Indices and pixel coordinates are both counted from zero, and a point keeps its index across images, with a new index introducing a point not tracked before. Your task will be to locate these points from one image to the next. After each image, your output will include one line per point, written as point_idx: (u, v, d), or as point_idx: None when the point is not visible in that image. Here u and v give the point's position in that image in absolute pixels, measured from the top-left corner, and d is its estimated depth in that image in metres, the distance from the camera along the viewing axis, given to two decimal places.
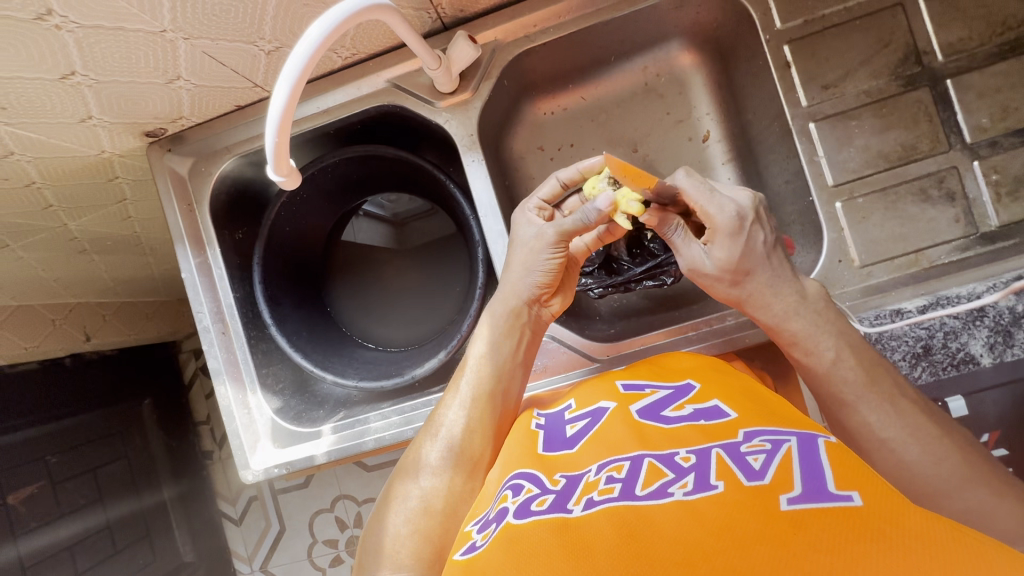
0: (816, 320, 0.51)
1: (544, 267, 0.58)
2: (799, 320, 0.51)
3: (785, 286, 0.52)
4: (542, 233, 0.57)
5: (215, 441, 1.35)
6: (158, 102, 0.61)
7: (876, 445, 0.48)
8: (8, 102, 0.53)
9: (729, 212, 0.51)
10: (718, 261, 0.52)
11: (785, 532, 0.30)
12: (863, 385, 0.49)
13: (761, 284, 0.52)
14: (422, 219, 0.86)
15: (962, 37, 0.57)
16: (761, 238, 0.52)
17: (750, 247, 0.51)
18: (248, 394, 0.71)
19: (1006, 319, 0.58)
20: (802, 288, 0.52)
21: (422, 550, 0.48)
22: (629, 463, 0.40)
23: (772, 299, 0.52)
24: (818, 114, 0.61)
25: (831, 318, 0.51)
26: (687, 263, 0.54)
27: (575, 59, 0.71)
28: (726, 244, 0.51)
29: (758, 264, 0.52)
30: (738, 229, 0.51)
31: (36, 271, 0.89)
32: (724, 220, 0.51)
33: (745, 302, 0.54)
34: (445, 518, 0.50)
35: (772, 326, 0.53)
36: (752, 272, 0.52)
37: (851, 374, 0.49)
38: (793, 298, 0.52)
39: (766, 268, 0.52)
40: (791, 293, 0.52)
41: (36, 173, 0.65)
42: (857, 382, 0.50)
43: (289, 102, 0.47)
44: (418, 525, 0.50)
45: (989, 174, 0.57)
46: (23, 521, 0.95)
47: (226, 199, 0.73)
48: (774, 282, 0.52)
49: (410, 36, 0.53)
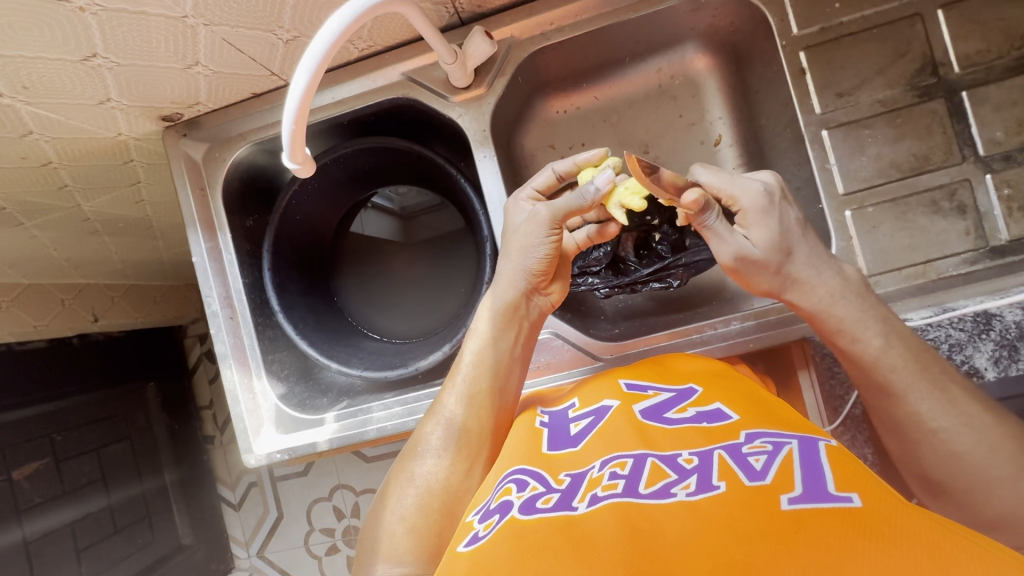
0: (854, 303, 0.52)
1: (541, 251, 0.57)
2: (844, 305, 0.52)
3: (824, 269, 0.53)
4: (535, 214, 0.56)
5: (217, 426, 1.36)
6: (176, 87, 0.61)
7: (923, 433, 0.49)
8: (30, 82, 0.54)
9: (758, 189, 0.53)
10: (758, 243, 0.53)
11: (786, 530, 0.30)
12: (913, 373, 0.50)
13: (800, 263, 0.53)
14: (430, 213, 0.87)
15: (980, 49, 0.57)
16: (793, 216, 0.54)
17: (786, 224, 0.53)
18: (254, 378, 0.71)
19: (1012, 333, 0.57)
20: (841, 272, 0.53)
21: (418, 548, 0.48)
22: (632, 460, 0.41)
23: (814, 280, 0.53)
24: (832, 121, 0.61)
25: (870, 305, 0.52)
26: (731, 252, 0.53)
27: (590, 58, 0.71)
28: (765, 224, 0.53)
29: (796, 243, 0.53)
30: (766, 206, 0.52)
31: (48, 249, 0.90)
32: (755, 198, 0.52)
33: (786, 288, 0.54)
34: (443, 515, 0.51)
35: (815, 313, 0.53)
36: (790, 251, 0.53)
37: (898, 362, 0.50)
38: (834, 282, 0.53)
39: (803, 245, 0.53)
40: (830, 275, 0.53)
41: (53, 152, 0.65)
42: (896, 373, 0.50)
43: (308, 92, 0.47)
44: (414, 522, 0.50)
45: (1001, 188, 0.57)
46: (26, 496, 0.97)
47: (238, 185, 0.73)
48: (813, 261, 0.53)
49: (428, 29, 0.54)
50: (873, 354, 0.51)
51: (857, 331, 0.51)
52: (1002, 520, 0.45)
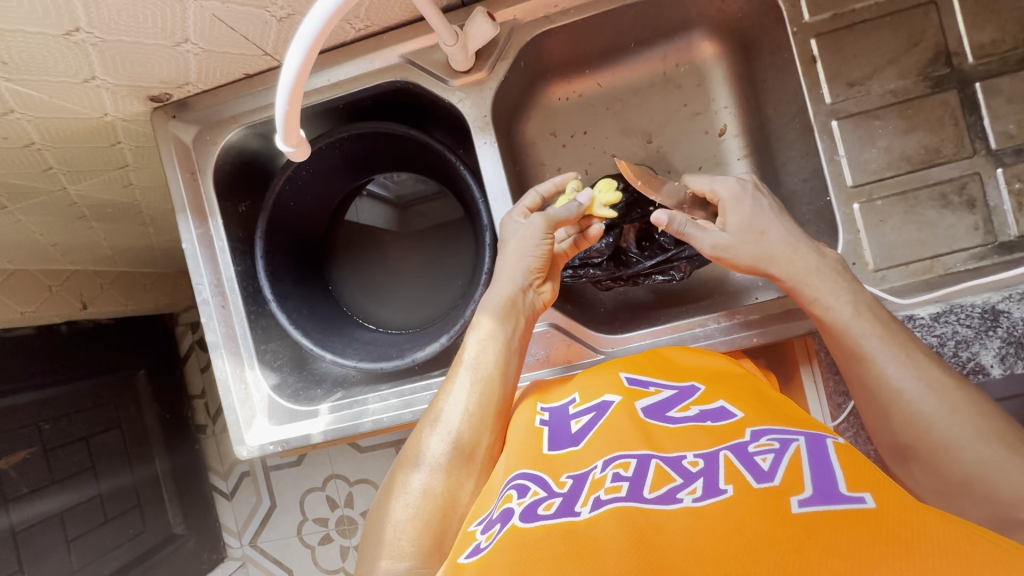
0: (834, 280, 0.52)
1: (536, 252, 0.58)
2: (821, 280, 0.52)
3: (802, 247, 0.53)
4: (531, 223, 0.58)
5: (209, 415, 1.34)
6: (165, 66, 0.59)
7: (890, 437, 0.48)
8: (9, 57, 0.51)
9: (730, 182, 0.55)
10: (732, 226, 0.54)
11: (799, 536, 0.29)
12: (881, 338, 0.50)
13: (775, 241, 0.53)
14: (426, 202, 0.85)
15: (995, 39, 0.56)
16: (766, 204, 0.55)
17: (758, 209, 0.54)
18: (246, 368, 0.70)
19: (1020, 331, 0.56)
20: (817, 249, 0.53)
21: (422, 540, 0.47)
22: (636, 461, 0.39)
23: (790, 258, 0.53)
24: (842, 112, 0.59)
25: (845, 281, 0.52)
26: (711, 243, 0.54)
27: (594, 43, 0.69)
28: (736, 210, 0.54)
29: (768, 224, 0.54)
30: (741, 193, 0.55)
31: (34, 234, 0.88)
32: (728, 189, 0.55)
33: (763, 267, 0.54)
34: (446, 505, 0.49)
35: (798, 289, 0.53)
36: (764, 232, 0.54)
37: (867, 328, 0.50)
38: (811, 258, 0.53)
39: (778, 227, 0.54)
40: (808, 253, 0.53)
41: (35, 132, 0.63)
42: (866, 338, 0.50)
43: (302, 70, 0.46)
44: (419, 509, 0.49)
45: (1011, 183, 0.56)
46: (14, 485, 0.95)
47: (230, 169, 0.71)
48: (788, 241, 0.53)
49: (428, 8, 0.52)
50: (844, 319, 0.51)
51: (828, 303, 0.52)
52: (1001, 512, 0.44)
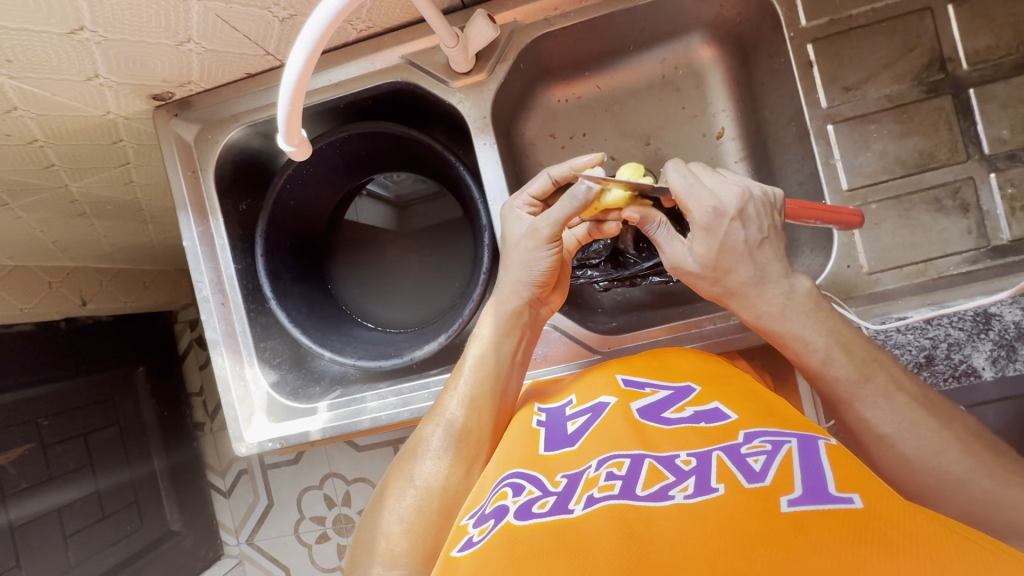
0: (806, 319, 0.50)
1: (541, 265, 0.56)
2: (787, 321, 0.51)
3: (772, 286, 0.51)
4: (533, 230, 0.55)
5: (208, 412, 1.35)
6: (167, 65, 0.59)
7: (874, 440, 0.49)
8: (13, 55, 0.52)
9: (707, 208, 0.49)
10: (697, 257, 0.52)
11: (787, 534, 0.30)
12: (857, 382, 0.49)
13: (739, 280, 0.51)
14: (425, 202, 0.85)
15: (989, 45, 0.57)
16: (742, 236, 0.50)
17: (728, 244, 0.50)
18: (246, 365, 0.70)
19: (1010, 334, 0.57)
20: (790, 287, 0.51)
21: (415, 552, 0.48)
22: (629, 460, 0.40)
23: (754, 297, 0.51)
24: (837, 116, 0.60)
25: (819, 318, 0.50)
26: (670, 260, 0.54)
27: (593, 46, 0.70)
28: (705, 241, 0.51)
29: (738, 263, 0.51)
30: (714, 224, 0.49)
31: (34, 231, 0.88)
32: (700, 217, 0.50)
33: (726, 298, 0.53)
34: (442, 518, 0.50)
35: (764, 326, 0.52)
36: (729, 270, 0.51)
37: (842, 372, 0.49)
38: (779, 299, 0.51)
39: (746, 266, 0.51)
40: (776, 293, 0.51)
41: (38, 129, 0.63)
42: (841, 383, 0.50)
43: (304, 70, 0.46)
44: (412, 523, 0.49)
45: (1004, 188, 0.57)
46: (12, 481, 0.95)
47: (231, 168, 0.72)
48: (757, 281, 0.51)
49: (429, 10, 0.52)
50: (817, 364, 0.50)
51: (797, 345, 0.51)
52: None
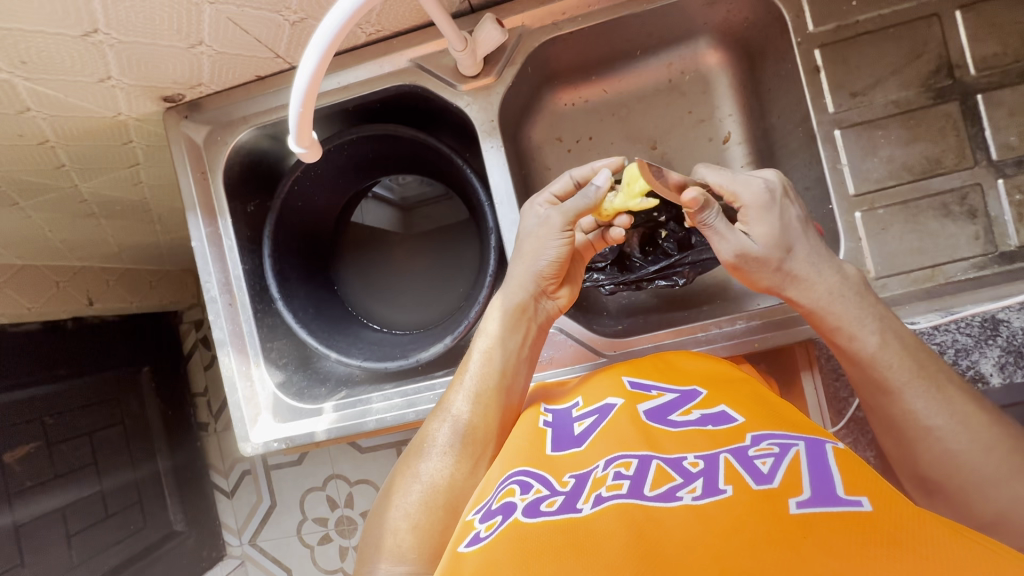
0: (856, 309, 0.51)
1: (553, 254, 0.56)
2: (845, 302, 0.51)
3: (826, 266, 0.51)
4: (547, 219, 0.56)
5: (211, 413, 1.35)
6: (178, 67, 0.60)
7: None
8: (28, 56, 0.52)
9: (761, 185, 0.51)
10: (761, 239, 0.51)
11: (795, 534, 0.30)
12: (912, 371, 0.49)
13: (800, 259, 0.51)
14: (431, 205, 0.88)
15: (997, 52, 0.57)
16: (793, 211, 0.52)
17: (785, 219, 0.51)
18: (252, 366, 0.70)
19: (1019, 340, 0.58)
20: (842, 269, 0.52)
21: (421, 550, 0.48)
22: (637, 461, 0.40)
23: (814, 274, 0.51)
24: (845, 121, 0.60)
25: (869, 304, 0.51)
26: (732, 250, 0.51)
27: (601, 50, 0.70)
28: (765, 218, 0.51)
29: (797, 239, 0.51)
30: (771, 199, 0.51)
31: (43, 230, 0.89)
32: (759, 193, 0.51)
33: (790, 282, 0.52)
34: (448, 517, 0.50)
35: (820, 308, 0.51)
36: (791, 248, 0.51)
37: (895, 360, 0.49)
38: (835, 279, 0.51)
39: (803, 242, 0.51)
40: (832, 271, 0.51)
41: (51, 130, 0.64)
42: (894, 372, 0.49)
43: (316, 73, 0.47)
44: (418, 520, 0.50)
45: (1012, 194, 0.57)
46: (18, 479, 0.95)
47: (240, 169, 0.72)
48: (814, 258, 0.51)
49: (439, 14, 0.53)
50: (870, 351, 0.50)
51: (855, 327, 0.50)
52: (993, 513, 0.45)
